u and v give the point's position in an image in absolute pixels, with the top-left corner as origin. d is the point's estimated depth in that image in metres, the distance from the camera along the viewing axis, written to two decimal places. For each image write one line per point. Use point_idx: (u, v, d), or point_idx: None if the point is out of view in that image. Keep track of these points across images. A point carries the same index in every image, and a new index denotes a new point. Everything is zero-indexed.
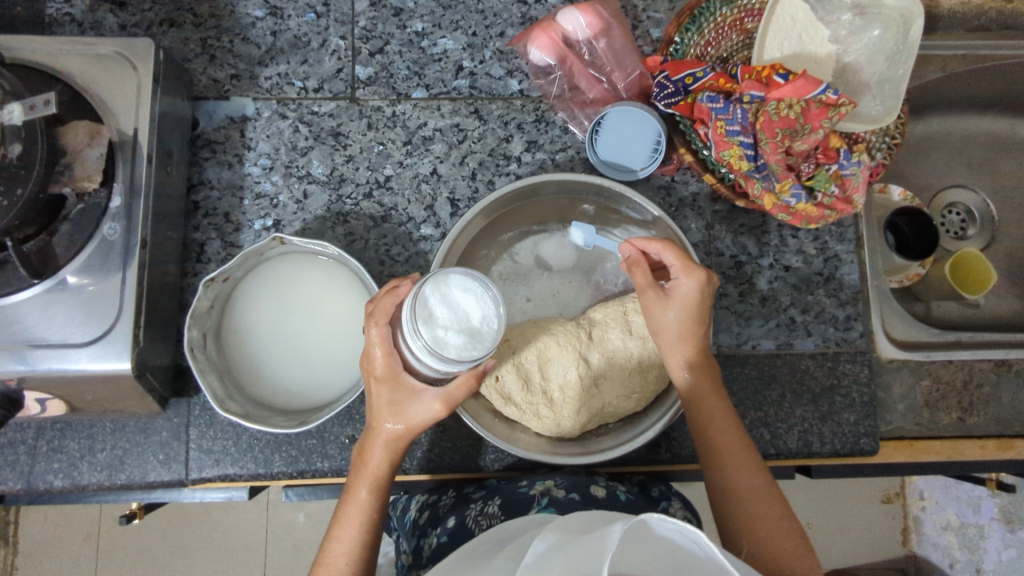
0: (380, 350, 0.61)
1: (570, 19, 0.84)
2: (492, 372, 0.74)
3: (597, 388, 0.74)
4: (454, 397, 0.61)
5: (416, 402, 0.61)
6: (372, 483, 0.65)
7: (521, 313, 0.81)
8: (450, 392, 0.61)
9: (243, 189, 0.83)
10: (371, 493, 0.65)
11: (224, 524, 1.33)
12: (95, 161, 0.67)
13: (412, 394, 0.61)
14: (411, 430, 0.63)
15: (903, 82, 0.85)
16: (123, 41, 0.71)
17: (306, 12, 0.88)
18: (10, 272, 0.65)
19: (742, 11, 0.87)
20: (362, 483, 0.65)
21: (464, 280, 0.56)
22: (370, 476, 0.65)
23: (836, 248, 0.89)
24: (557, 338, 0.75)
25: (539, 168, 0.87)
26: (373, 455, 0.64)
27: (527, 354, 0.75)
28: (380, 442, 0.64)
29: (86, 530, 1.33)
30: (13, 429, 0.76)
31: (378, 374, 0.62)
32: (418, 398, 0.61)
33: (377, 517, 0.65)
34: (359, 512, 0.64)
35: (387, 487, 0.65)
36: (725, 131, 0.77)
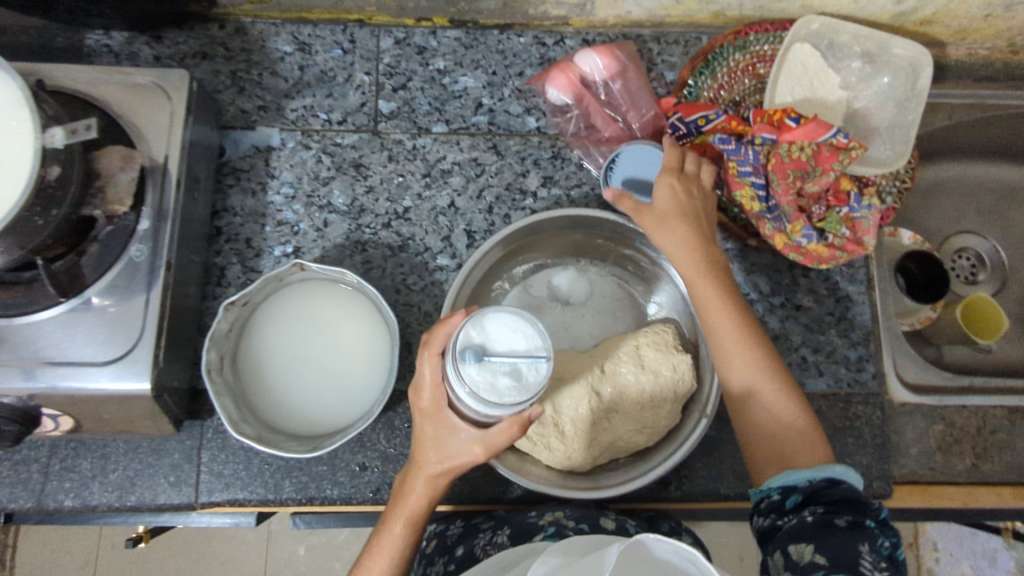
0: (432, 383, 0.60)
1: (588, 61, 0.89)
2: None
3: (609, 422, 0.75)
4: (494, 444, 0.59)
5: (456, 439, 0.60)
6: (407, 518, 0.64)
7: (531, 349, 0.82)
8: (493, 436, 0.58)
9: (265, 216, 0.85)
10: (406, 528, 0.64)
11: (223, 556, 1.32)
12: (126, 185, 0.68)
13: (453, 431, 0.60)
14: (451, 467, 0.62)
15: (913, 128, 0.87)
16: (159, 73, 0.74)
17: (333, 49, 0.91)
18: (39, 289, 0.67)
19: (754, 57, 0.90)
20: (399, 515, 0.64)
21: (512, 319, 0.53)
22: (407, 511, 0.64)
23: (847, 288, 0.90)
24: (574, 375, 0.76)
25: (554, 203, 0.88)
26: (412, 488, 0.64)
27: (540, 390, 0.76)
28: (420, 478, 0.63)
29: (82, 558, 1.31)
30: (26, 447, 0.77)
31: (424, 409, 0.61)
32: (458, 435, 0.60)
33: (409, 552, 0.65)
34: (392, 545, 0.64)
35: (419, 525, 0.64)
36: (736, 172, 0.80)
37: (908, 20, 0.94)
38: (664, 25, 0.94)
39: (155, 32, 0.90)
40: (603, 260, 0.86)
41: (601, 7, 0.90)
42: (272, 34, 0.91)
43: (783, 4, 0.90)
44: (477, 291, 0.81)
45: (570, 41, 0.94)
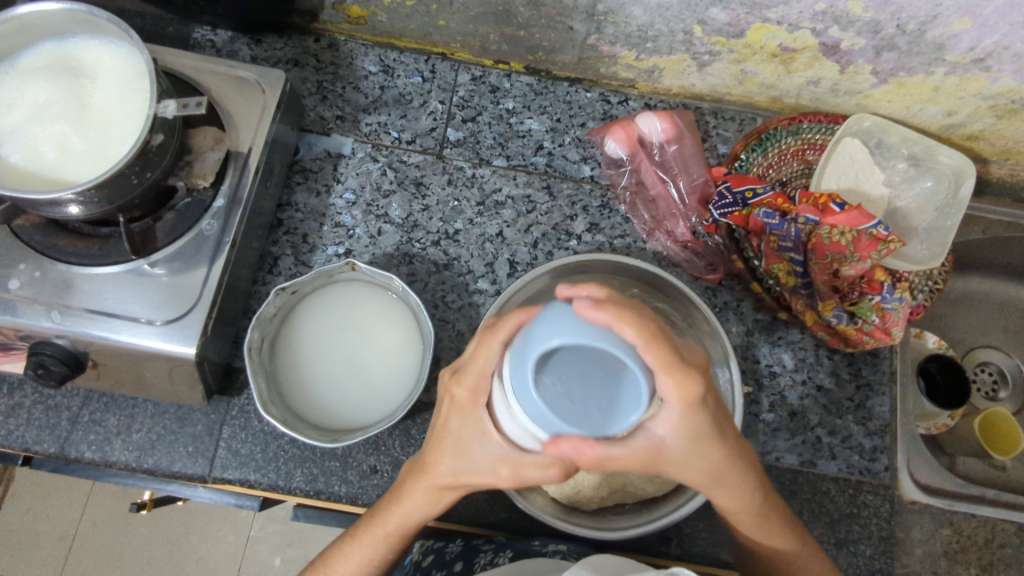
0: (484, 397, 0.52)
1: (648, 123, 0.94)
2: None
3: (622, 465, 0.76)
4: (521, 473, 0.52)
5: (480, 443, 0.53)
6: (394, 527, 0.63)
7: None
8: (526, 466, 0.51)
9: (325, 216, 0.90)
10: (389, 532, 0.64)
11: (199, 552, 1.31)
12: (212, 164, 0.74)
13: (480, 434, 0.53)
14: (459, 480, 0.58)
15: (951, 233, 0.90)
16: (259, 70, 0.81)
17: (414, 75, 0.98)
18: (114, 245, 0.72)
19: (806, 143, 0.95)
20: (385, 522, 0.63)
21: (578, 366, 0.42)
22: (397, 518, 0.63)
23: (869, 377, 0.91)
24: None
25: (596, 249, 0.92)
26: (409, 497, 0.62)
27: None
28: (421, 486, 0.61)
29: (62, 530, 1.31)
30: (61, 394, 0.80)
31: (457, 398, 0.53)
32: (482, 441, 0.53)
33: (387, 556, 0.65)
34: (372, 544, 0.64)
35: (401, 539, 0.64)
36: (776, 246, 0.85)
37: (956, 133, 0.98)
38: (724, 102, 1.00)
39: (256, 35, 0.97)
40: None
41: (668, 76, 0.96)
42: (361, 54, 0.98)
43: (839, 99, 0.95)
44: None
45: (633, 103, 1.00)
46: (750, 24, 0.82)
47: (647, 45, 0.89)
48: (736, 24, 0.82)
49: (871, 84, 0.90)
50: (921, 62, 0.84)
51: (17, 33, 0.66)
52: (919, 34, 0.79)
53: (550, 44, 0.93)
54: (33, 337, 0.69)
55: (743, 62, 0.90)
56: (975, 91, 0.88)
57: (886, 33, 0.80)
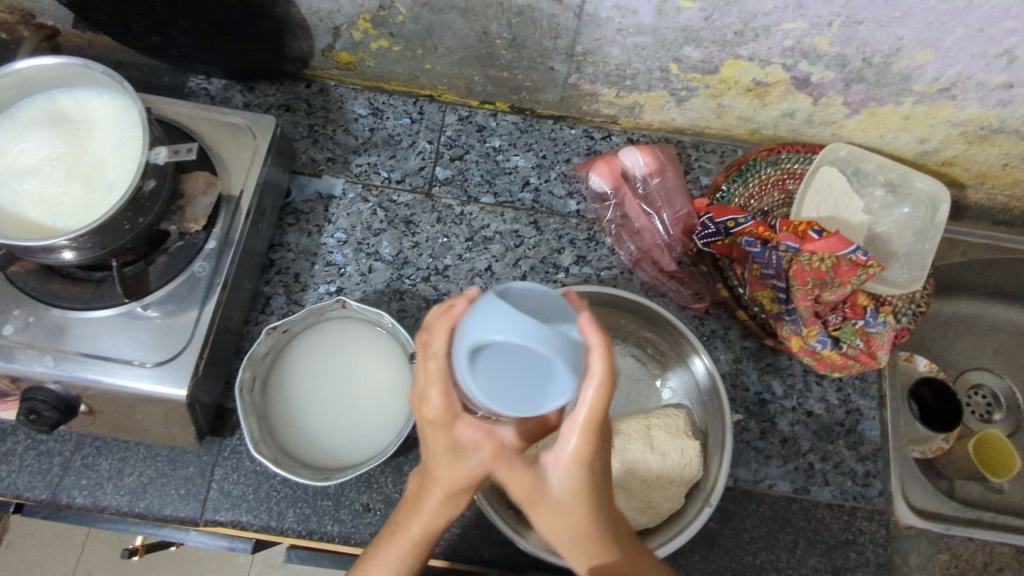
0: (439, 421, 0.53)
1: (630, 157, 0.96)
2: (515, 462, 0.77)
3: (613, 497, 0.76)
4: (517, 458, 0.53)
5: (472, 450, 0.53)
6: (424, 532, 0.59)
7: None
8: (513, 452, 0.53)
9: (316, 256, 0.91)
10: (420, 539, 0.59)
11: None
12: (203, 208, 0.76)
13: (468, 442, 0.53)
14: (463, 485, 0.55)
15: (929, 256, 0.92)
16: (251, 116, 0.84)
17: (403, 117, 1.01)
18: (107, 289, 0.73)
19: (786, 173, 0.97)
20: (416, 525, 0.59)
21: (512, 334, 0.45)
22: (426, 525, 0.58)
23: (859, 402, 0.92)
24: None
25: (584, 280, 0.94)
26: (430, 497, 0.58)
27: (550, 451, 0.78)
28: (440, 490, 0.57)
29: None
30: (54, 439, 0.80)
31: (431, 419, 0.52)
32: (473, 447, 0.53)
33: (415, 565, 0.60)
34: (398, 557, 0.59)
35: (426, 549, 0.60)
36: (759, 274, 0.86)
37: (931, 159, 1.01)
38: (704, 135, 1.03)
39: (249, 83, 1.01)
40: (625, 338, 0.90)
41: (649, 112, 0.99)
42: (351, 98, 1.01)
43: (815, 130, 0.98)
44: None
45: (616, 138, 1.02)
46: (723, 60, 0.85)
47: (626, 83, 0.92)
48: (709, 61, 0.85)
49: (845, 115, 0.93)
50: (890, 92, 0.87)
51: (15, 87, 0.69)
52: (884, 66, 0.82)
53: (533, 84, 0.96)
54: (26, 383, 0.70)
55: (720, 96, 0.93)
56: (945, 119, 0.91)
57: (854, 65, 0.83)
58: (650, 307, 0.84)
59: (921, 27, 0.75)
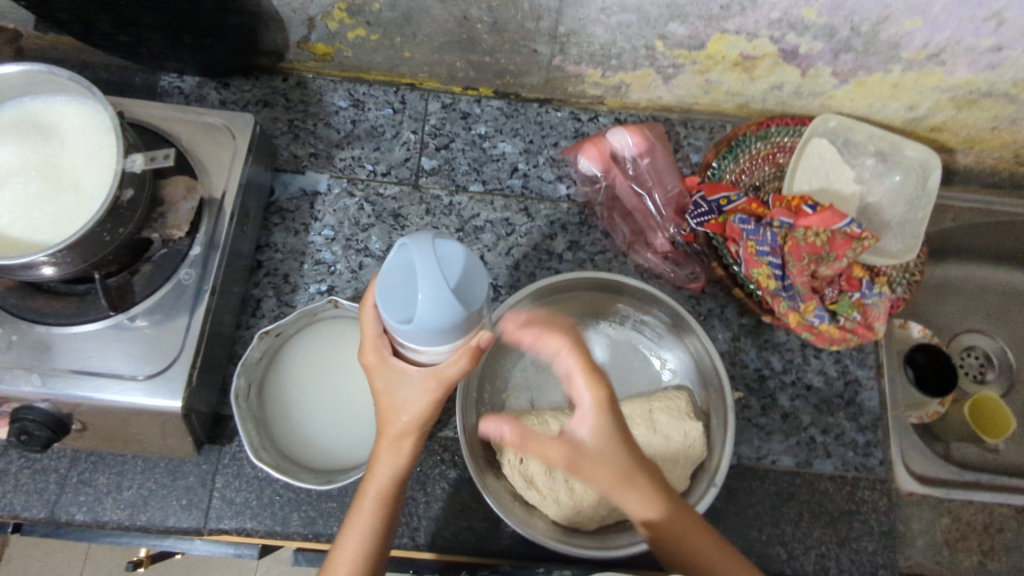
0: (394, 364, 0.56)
1: (619, 138, 0.94)
2: (518, 454, 0.76)
3: None
4: (446, 375, 0.54)
5: (406, 383, 0.56)
6: (379, 490, 0.62)
7: (546, 402, 0.84)
8: (444, 371, 0.54)
9: (305, 255, 0.90)
10: (377, 501, 0.62)
11: None
12: (185, 213, 0.73)
13: (400, 376, 0.56)
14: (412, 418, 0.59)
15: (922, 225, 0.92)
16: (228, 116, 0.81)
17: (384, 107, 0.98)
18: (91, 302, 0.71)
19: (776, 147, 0.96)
20: (370, 488, 0.62)
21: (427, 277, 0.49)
22: (379, 482, 0.62)
23: (857, 373, 0.92)
24: None
25: (578, 266, 0.93)
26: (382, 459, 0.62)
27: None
28: (388, 440, 0.61)
29: None
30: (48, 457, 0.78)
31: (369, 361, 0.57)
32: (407, 379, 0.56)
33: (385, 525, 0.63)
34: (363, 523, 0.62)
35: (390, 506, 0.63)
36: (754, 251, 0.84)
37: (920, 125, 1.00)
38: (692, 111, 1.01)
39: (223, 79, 0.98)
40: (622, 323, 0.89)
41: (636, 90, 0.97)
42: (330, 90, 0.98)
43: (804, 101, 0.96)
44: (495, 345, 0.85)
45: (604, 118, 1.01)
46: (709, 36, 0.83)
47: (611, 63, 0.90)
48: (696, 36, 0.84)
49: (833, 85, 0.92)
50: (878, 61, 0.86)
51: None
52: (873, 35, 0.81)
53: (516, 67, 0.94)
54: (15, 403, 0.68)
55: (707, 72, 0.91)
56: (934, 85, 0.90)
57: (842, 35, 0.81)
58: (646, 288, 0.83)
59: None
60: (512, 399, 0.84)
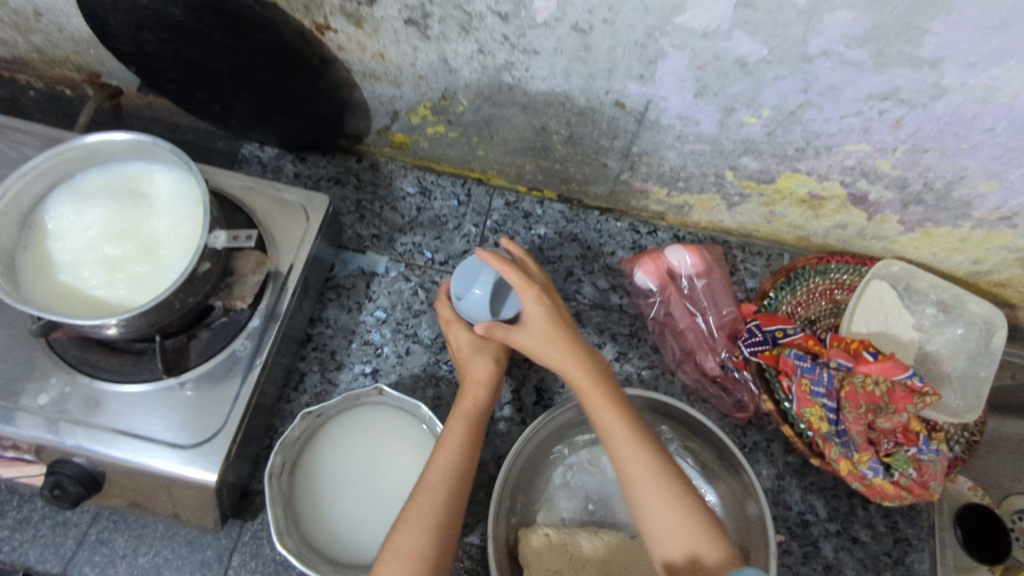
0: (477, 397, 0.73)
1: (677, 256, 0.94)
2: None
3: None
4: (479, 352, 0.78)
5: (475, 355, 0.78)
6: (444, 471, 0.65)
7: (580, 519, 0.81)
8: (479, 355, 0.77)
9: (354, 333, 0.90)
10: (442, 479, 0.64)
11: None
12: (252, 286, 0.75)
13: (464, 344, 0.80)
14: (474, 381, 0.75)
15: (987, 384, 0.88)
16: (305, 195, 0.84)
17: (450, 198, 1.01)
18: (146, 362, 0.72)
19: (834, 283, 0.96)
20: (435, 471, 0.65)
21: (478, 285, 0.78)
22: (441, 466, 0.65)
23: (907, 531, 0.87)
24: (618, 557, 0.75)
25: (624, 379, 0.91)
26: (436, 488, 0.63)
27: (587, 566, 0.74)
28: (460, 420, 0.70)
29: None
30: (71, 509, 0.77)
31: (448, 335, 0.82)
32: (474, 349, 0.78)
33: (449, 514, 0.62)
34: (430, 496, 0.62)
35: (457, 486, 0.64)
36: (809, 390, 0.83)
37: (984, 279, 0.98)
38: (752, 238, 1.02)
39: (301, 154, 1.02)
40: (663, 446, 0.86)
41: (698, 212, 0.98)
42: (400, 176, 1.02)
43: (866, 243, 0.96)
44: (532, 454, 0.82)
45: (662, 234, 1.02)
46: (780, 173, 0.85)
47: (678, 184, 0.92)
48: (767, 171, 0.85)
49: (899, 232, 0.92)
50: (948, 215, 0.86)
51: (82, 158, 0.69)
52: (945, 192, 0.81)
53: (584, 177, 0.96)
54: (55, 455, 0.68)
55: (772, 204, 0.92)
56: (1002, 245, 0.89)
57: (914, 188, 0.82)
58: (695, 415, 0.81)
59: (988, 159, 0.75)
60: (546, 512, 0.81)
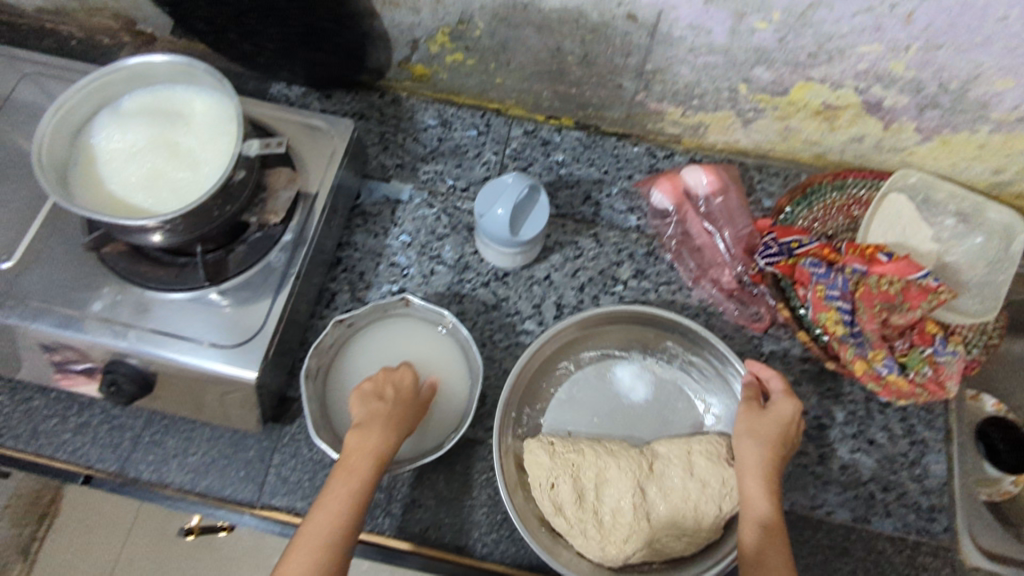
0: (409, 387, 0.75)
1: (693, 176, 0.95)
2: (550, 479, 0.75)
3: (649, 523, 0.74)
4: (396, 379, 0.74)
5: (397, 377, 0.75)
6: (350, 491, 0.66)
7: (585, 431, 0.84)
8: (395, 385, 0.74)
9: (381, 256, 0.94)
10: (349, 502, 0.65)
11: None
12: (283, 202, 0.79)
13: (385, 383, 0.74)
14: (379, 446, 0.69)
15: (1003, 288, 0.90)
16: (330, 121, 0.88)
17: (470, 129, 1.04)
18: (189, 273, 0.76)
19: (851, 199, 0.96)
20: (338, 486, 0.66)
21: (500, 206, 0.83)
22: (353, 478, 0.67)
23: (924, 434, 0.88)
24: (619, 461, 0.77)
25: (642, 294, 0.94)
26: (357, 470, 0.67)
27: (586, 471, 0.76)
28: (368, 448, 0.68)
29: None
30: (126, 414, 0.84)
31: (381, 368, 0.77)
32: (394, 379, 0.75)
33: (346, 535, 0.64)
34: (315, 543, 0.63)
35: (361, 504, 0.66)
36: (824, 295, 0.84)
37: (1005, 191, 0.98)
38: (768, 158, 1.03)
39: (326, 91, 1.06)
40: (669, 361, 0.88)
41: (713, 132, 0.99)
42: (421, 109, 1.05)
43: (884, 156, 0.97)
44: (535, 369, 0.85)
45: (679, 157, 1.03)
46: (794, 83, 0.86)
47: (692, 102, 0.94)
48: (780, 82, 0.86)
49: (916, 141, 0.92)
50: (965, 120, 0.86)
51: (123, 82, 0.74)
52: (961, 93, 0.82)
53: (600, 101, 0.98)
54: (110, 356, 0.74)
55: (787, 118, 0.93)
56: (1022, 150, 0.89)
57: (929, 91, 0.82)
58: (695, 328, 0.83)
59: (1002, 54, 0.75)
60: (551, 423, 0.84)
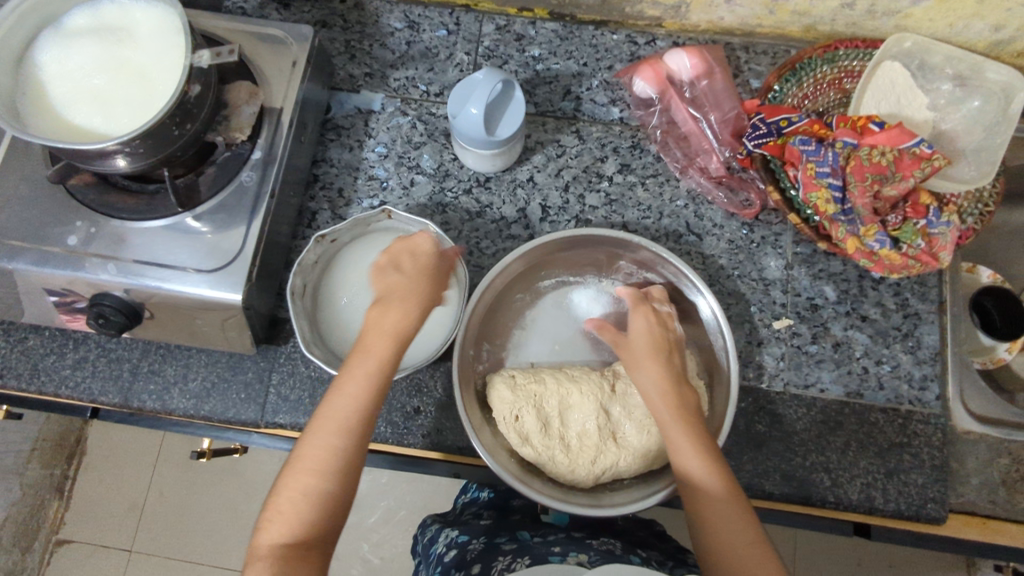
0: (426, 257, 0.72)
1: (676, 58, 0.91)
2: (513, 411, 0.74)
3: (615, 442, 0.75)
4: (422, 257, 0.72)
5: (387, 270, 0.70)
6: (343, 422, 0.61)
7: (546, 360, 0.84)
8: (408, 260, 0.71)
9: (359, 170, 0.92)
10: (346, 430, 0.61)
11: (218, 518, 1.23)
12: (247, 117, 0.76)
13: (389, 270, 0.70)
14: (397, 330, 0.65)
15: (999, 151, 0.86)
16: (288, 28, 0.83)
17: (439, 29, 0.98)
18: (161, 201, 0.75)
19: (843, 71, 0.91)
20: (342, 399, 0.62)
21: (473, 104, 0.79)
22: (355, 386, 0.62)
23: (918, 306, 0.88)
24: (580, 387, 0.77)
25: (628, 189, 0.92)
26: (377, 348, 0.64)
27: (549, 399, 0.76)
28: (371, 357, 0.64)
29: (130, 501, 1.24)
30: (122, 347, 0.84)
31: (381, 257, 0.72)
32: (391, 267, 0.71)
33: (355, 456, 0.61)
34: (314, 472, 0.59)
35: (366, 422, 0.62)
36: (814, 173, 0.81)
37: (1005, 50, 0.93)
38: (755, 35, 0.97)
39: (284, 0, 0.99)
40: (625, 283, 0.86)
41: (696, 10, 0.94)
42: (386, 11, 0.99)
43: (877, 22, 0.91)
44: (492, 303, 0.83)
45: (661, 42, 0.98)
46: None
47: None
48: None
49: (911, 1, 0.86)
50: None
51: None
52: None
53: None
54: (94, 289, 0.74)
55: None
56: None
57: None
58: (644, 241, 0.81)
59: None
60: (514, 357, 0.84)
